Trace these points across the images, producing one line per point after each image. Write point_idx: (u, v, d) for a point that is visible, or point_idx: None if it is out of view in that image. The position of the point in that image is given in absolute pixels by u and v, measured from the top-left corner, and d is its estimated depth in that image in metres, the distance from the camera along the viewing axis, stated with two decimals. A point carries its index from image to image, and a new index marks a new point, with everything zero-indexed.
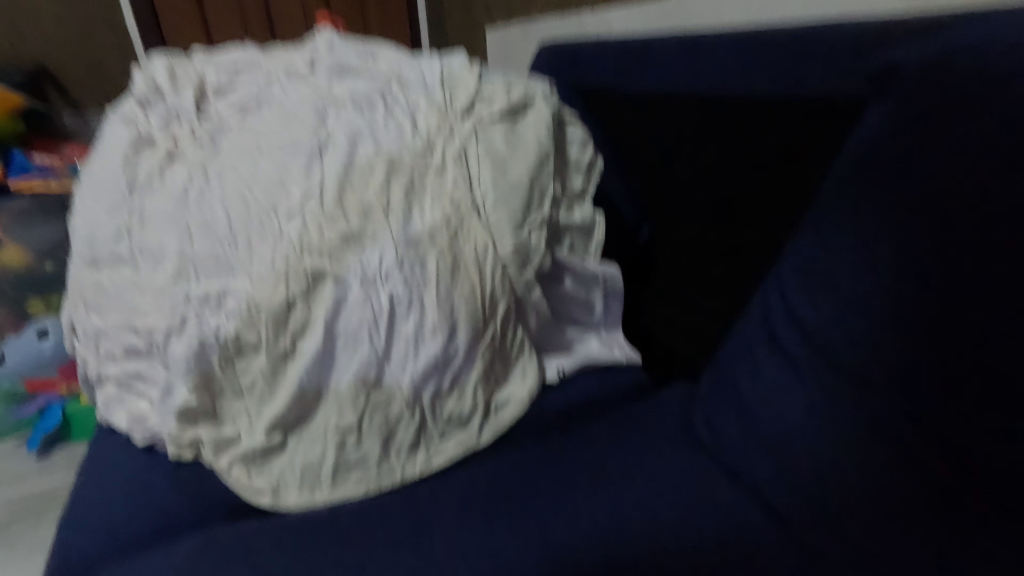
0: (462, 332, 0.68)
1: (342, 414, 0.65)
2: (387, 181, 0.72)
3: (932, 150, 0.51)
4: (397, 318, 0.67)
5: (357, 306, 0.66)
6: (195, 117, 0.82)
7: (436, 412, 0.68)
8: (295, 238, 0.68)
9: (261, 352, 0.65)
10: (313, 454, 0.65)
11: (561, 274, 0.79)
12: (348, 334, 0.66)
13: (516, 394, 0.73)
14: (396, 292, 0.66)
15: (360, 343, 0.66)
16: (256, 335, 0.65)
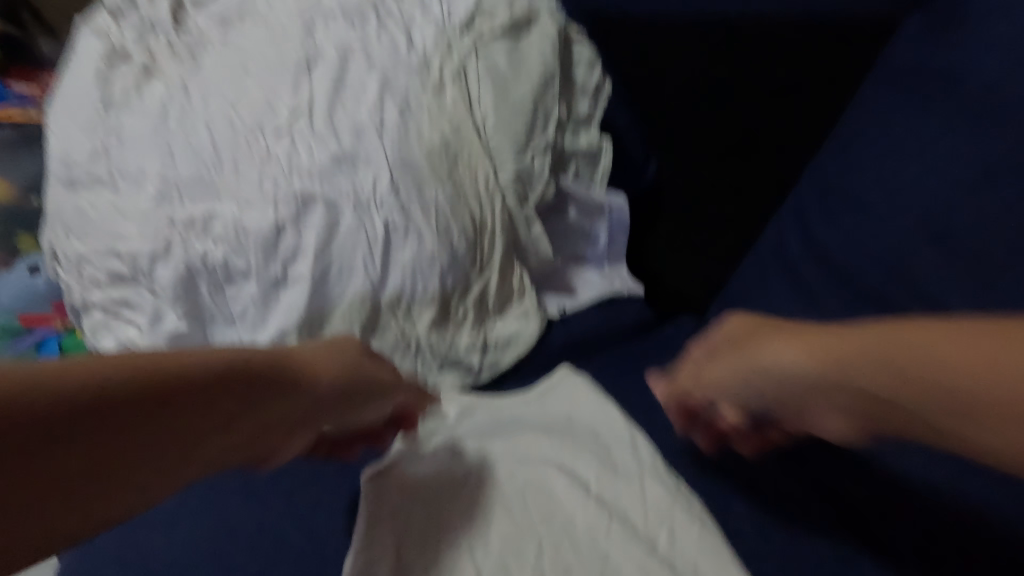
0: (457, 263, 0.65)
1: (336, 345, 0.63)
2: (381, 100, 0.67)
3: None
4: (393, 248, 0.63)
5: (349, 236, 0.62)
6: (172, 30, 0.75)
7: (437, 348, 0.66)
8: (284, 160, 0.64)
9: (253, 280, 0.62)
10: None
11: (564, 206, 0.76)
12: (344, 266, 0.62)
13: (521, 331, 0.70)
14: (392, 219, 0.63)
15: (357, 273, 0.62)
16: (246, 262, 0.62)
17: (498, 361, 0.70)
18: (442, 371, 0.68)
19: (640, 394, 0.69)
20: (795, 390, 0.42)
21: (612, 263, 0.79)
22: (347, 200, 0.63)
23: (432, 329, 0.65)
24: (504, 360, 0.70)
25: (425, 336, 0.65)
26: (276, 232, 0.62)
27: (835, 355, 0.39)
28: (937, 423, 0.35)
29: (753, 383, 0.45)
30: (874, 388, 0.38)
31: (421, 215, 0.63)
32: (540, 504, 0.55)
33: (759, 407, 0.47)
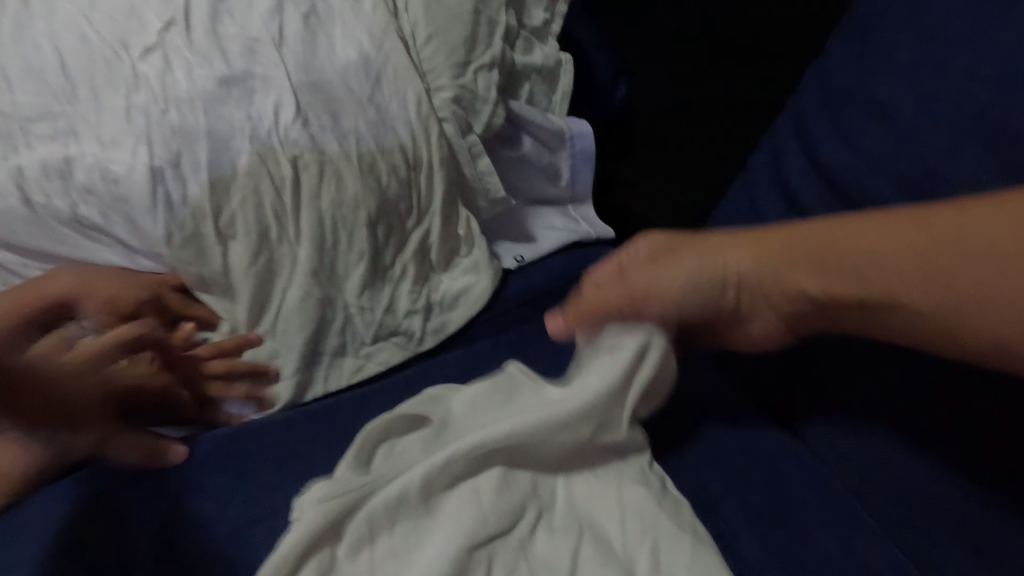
0: (386, 208, 0.54)
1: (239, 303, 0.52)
2: (278, 4, 0.53)
3: None
4: (311, 189, 0.51)
5: (248, 179, 0.50)
6: None
7: (370, 311, 0.55)
8: (155, 84, 0.50)
9: (135, 232, 0.50)
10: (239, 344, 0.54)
11: (519, 136, 0.63)
12: (247, 212, 0.50)
13: (470, 286, 0.60)
14: (303, 156, 0.51)
15: (262, 223, 0.51)
16: (126, 213, 0.50)
17: (445, 323, 0.59)
18: (377, 342, 0.56)
19: None
20: (799, 285, 0.37)
21: (576, 204, 0.70)
22: (240, 133, 0.50)
23: (365, 289, 0.54)
24: (452, 320, 0.59)
25: (356, 300, 0.54)
26: (149, 172, 0.49)
27: (771, 255, 0.37)
28: (965, 285, 0.31)
29: (724, 256, 0.38)
30: (910, 249, 0.33)
31: (341, 150, 0.52)
32: (464, 512, 0.36)
33: (698, 299, 0.39)
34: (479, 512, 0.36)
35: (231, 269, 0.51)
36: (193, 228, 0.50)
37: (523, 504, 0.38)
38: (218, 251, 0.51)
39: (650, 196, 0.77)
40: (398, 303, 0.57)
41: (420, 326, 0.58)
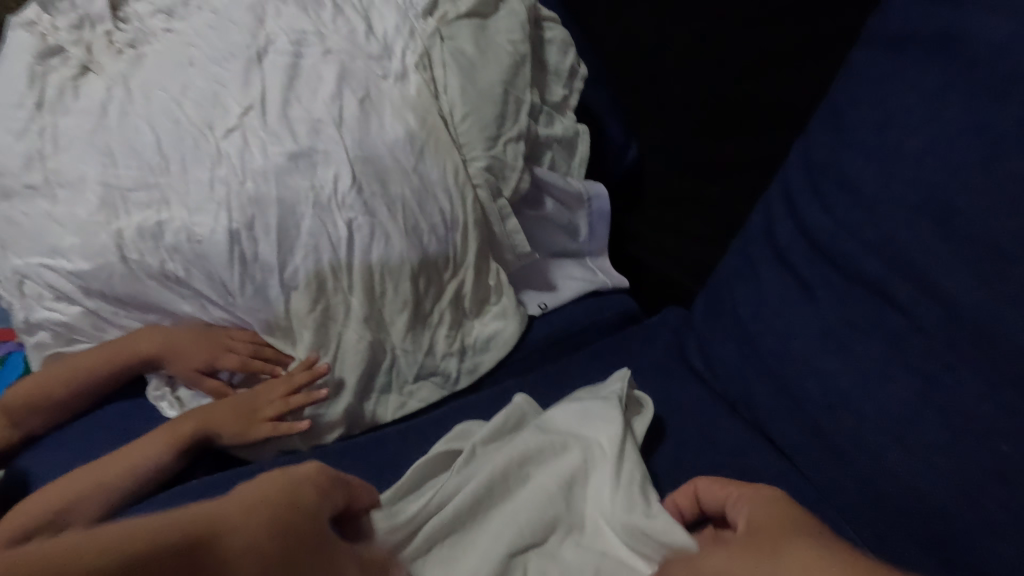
0: (427, 263, 0.61)
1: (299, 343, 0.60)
2: (339, 91, 0.63)
3: (971, 14, 0.42)
4: (364, 246, 0.59)
5: (309, 239, 0.58)
6: (112, 23, 0.70)
7: (411, 352, 0.62)
8: (235, 160, 0.59)
9: (211, 284, 0.58)
10: None
11: (541, 197, 0.71)
12: (307, 267, 0.58)
13: (499, 331, 0.67)
14: (356, 219, 0.59)
15: (320, 277, 0.58)
16: (206, 269, 0.58)
17: (478, 364, 0.66)
18: (420, 378, 0.64)
19: None
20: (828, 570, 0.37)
21: (594, 256, 0.77)
22: (304, 200, 0.58)
23: (408, 334, 0.61)
24: (484, 361, 0.66)
25: (401, 343, 0.61)
26: (227, 235, 0.57)
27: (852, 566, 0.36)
28: None
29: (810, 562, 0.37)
30: None
31: (390, 214, 0.60)
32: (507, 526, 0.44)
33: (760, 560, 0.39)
34: (516, 530, 0.44)
35: (294, 316, 0.59)
36: (262, 283, 0.58)
37: (555, 520, 0.45)
38: (282, 301, 0.58)
39: (662, 249, 0.85)
40: (436, 346, 0.63)
41: (455, 367, 0.65)
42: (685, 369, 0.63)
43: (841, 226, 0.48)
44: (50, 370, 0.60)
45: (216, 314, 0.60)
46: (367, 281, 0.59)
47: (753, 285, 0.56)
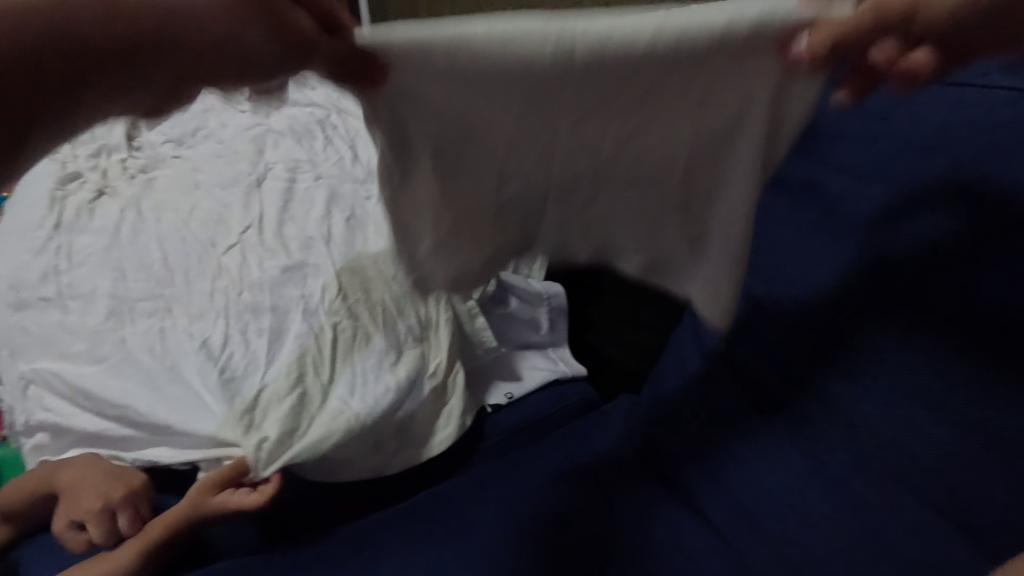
0: (407, 358, 0.66)
1: (260, 418, 0.59)
2: (328, 212, 0.73)
3: (828, 171, 0.49)
4: (345, 341, 0.65)
5: (297, 337, 0.64)
6: (127, 151, 0.80)
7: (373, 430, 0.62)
8: (235, 274, 0.67)
9: (205, 380, 0.61)
10: (284, 420, 0.59)
11: (506, 296, 0.82)
12: (291, 360, 0.62)
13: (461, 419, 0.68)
14: (335, 318, 0.65)
15: (303, 368, 0.62)
16: (206, 367, 0.61)
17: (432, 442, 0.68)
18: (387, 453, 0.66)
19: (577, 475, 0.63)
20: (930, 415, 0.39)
21: (556, 346, 0.85)
22: (295, 305, 0.66)
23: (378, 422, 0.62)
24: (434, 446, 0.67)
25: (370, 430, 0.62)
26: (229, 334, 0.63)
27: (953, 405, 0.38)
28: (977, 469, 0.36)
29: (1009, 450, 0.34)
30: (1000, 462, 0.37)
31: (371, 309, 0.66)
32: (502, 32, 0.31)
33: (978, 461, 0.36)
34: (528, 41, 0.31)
35: (267, 396, 0.60)
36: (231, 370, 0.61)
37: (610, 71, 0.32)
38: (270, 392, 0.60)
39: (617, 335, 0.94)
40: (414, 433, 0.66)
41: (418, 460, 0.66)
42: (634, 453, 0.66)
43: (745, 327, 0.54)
44: (29, 474, 0.61)
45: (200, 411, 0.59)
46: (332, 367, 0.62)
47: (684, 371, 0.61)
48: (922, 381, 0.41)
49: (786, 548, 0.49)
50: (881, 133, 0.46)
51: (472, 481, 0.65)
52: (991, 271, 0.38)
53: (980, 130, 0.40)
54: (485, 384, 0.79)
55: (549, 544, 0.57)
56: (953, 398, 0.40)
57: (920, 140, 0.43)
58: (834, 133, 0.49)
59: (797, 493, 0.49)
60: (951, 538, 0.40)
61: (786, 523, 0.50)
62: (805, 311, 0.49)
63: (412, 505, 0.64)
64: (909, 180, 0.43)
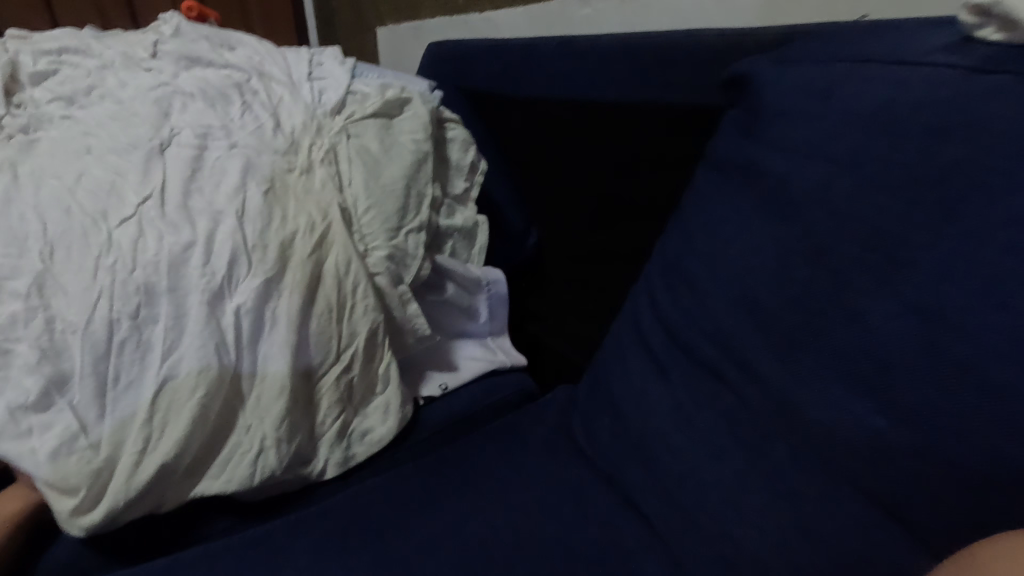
0: (305, 348, 0.62)
1: (130, 418, 0.54)
2: (242, 183, 0.64)
3: (772, 150, 0.47)
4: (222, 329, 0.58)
5: (169, 333, 0.56)
6: (5, 108, 0.68)
7: (258, 416, 0.59)
8: (124, 251, 0.57)
9: (60, 427, 0.52)
10: (150, 423, 0.55)
11: (442, 282, 0.77)
12: (165, 383, 0.55)
13: (377, 426, 0.67)
14: (219, 309, 0.58)
15: (181, 368, 0.56)
16: (50, 414, 0.53)
17: (350, 456, 0.66)
18: (290, 461, 0.61)
19: (513, 477, 0.60)
20: None
21: (494, 336, 0.85)
22: (162, 304, 0.57)
23: (282, 423, 0.59)
24: (357, 453, 0.66)
25: (274, 432, 0.59)
26: (98, 337, 0.54)
27: None
28: None
29: None
30: None
31: (263, 286, 0.60)
32: None
33: None
34: None
35: (134, 385, 0.55)
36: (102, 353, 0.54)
37: None
38: (127, 386, 0.55)
39: (559, 327, 0.94)
40: (322, 430, 0.64)
41: (333, 455, 0.64)
42: (573, 446, 0.62)
43: (685, 314, 0.51)
44: None
45: (68, 461, 0.52)
46: (221, 358, 0.58)
47: (624, 362, 0.56)
48: (862, 365, 0.40)
49: (727, 552, 0.46)
50: (817, 115, 0.45)
51: (394, 486, 0.60)
52: (920, 250, 0.38)
53: (922, 107, 0.41)
54: (418, 375, 0.76)
55: (478, 553, 0.53)
56: (892, 384, 0.38)
57: (864, 115, 0.43)
58: (778, 113, 0.48)
59: (737, 489, 0.45)
60: (887, 528, 0.39)
61: (730, 524, 0.46)
62: (745, 298, 0.46)
63: (329, 512, 0.59)
64: (851, 157, 0.43)
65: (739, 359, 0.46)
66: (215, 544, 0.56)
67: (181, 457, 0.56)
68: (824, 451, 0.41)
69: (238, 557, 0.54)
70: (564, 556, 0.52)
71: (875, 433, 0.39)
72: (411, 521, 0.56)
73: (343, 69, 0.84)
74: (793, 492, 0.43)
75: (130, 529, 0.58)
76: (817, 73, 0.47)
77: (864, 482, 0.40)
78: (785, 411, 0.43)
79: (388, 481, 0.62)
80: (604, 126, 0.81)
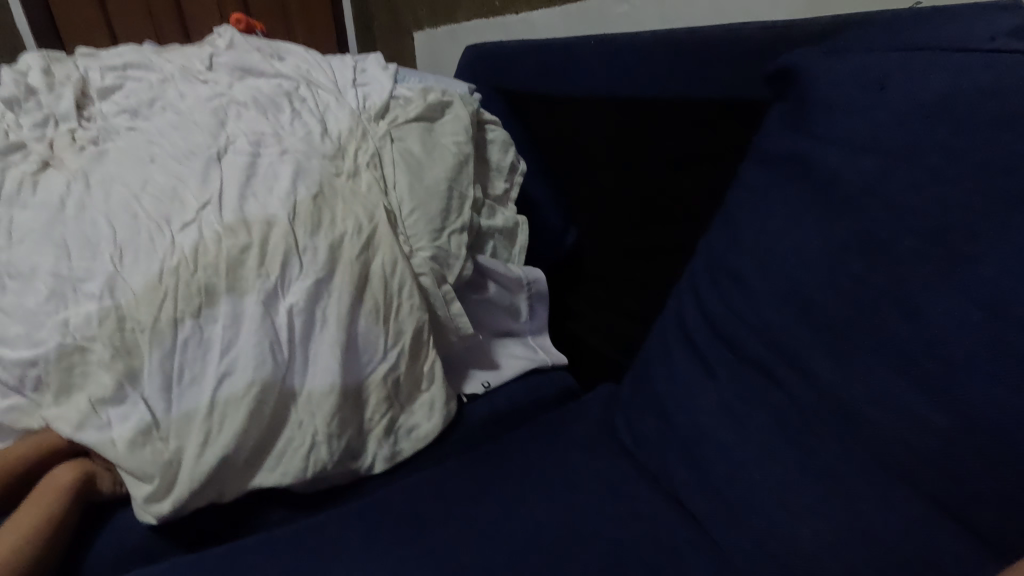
0: (354, 345, 0.64)
1: (193, 411, 0.58)
2: (294, 188, 0.67)
3: (822, 144, 0.46)
4: (277, 328, 0.61)
5: (229, 331, 0.59)
6: (77, 121, 0.73)
7: (311, 411, 0.61)
8: (187, 254, 0.60)
9: (135, 418, 0.56)
10: (211, 417, 0.58)
11: (484, 282, 0.78)
12: (224, 379, 0.58)
13: (424, 421, 0.69)
14: (275, 309, 0.61)
15: (239, 364, 0.59)
16: (125, 406, 0.56)
17: (397, 452, 0.67)
18: (341, 456, 0.63)
19: (556, 474, 0.61)
20: None
21: (534, 335, 0.85)
22: (221, 303, 0.60)
23: (332, 418, 0.61)
24: (403, 449, 0.68)
25: (325, 427, 0.61)
26: (165, 335, 0.58)
27: None
28: None
29: None
30: None
31: (314, 286, 0.63)
32: None
33: None
34: None
35: (197, 381, 0.58)
36: (167, 350, 0.58)
37: None
38: (192, 382, 0.58)
39: (599, 327, 0.94)
40: (370, 426, 0.66)
41: (381, 450, 0.66)
42: (617, 444, 0.62)
43: (732, 311, 0.50)
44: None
45: (142, 452, 0.56)
46: (276, 355, 0.60)
47: (669, 360, 0.56)
48: (921, 363, 0.38)
49: (779, 553, 0.45)
50: (870, 106, 0.44)
51: (441, 481, 0.62)
52: (986, 243, 0.37)
53: (985, 95, 0.39)
54: (460, 373, 0.77)
55: (524, 548, 0.54)
56: (955, 382, 0.37)
57: (920, 105, 0.42)
58: (827, 106, 0.47)
59: (788, 489, 0.45)
60: (948, 532, 0.38)
61: (780, 525, 0.45)
62: (796, 296, 0.45)
63: (378, 504, 0.60)
64: (907, 150, 0.41)
65: (789, 357, 0.46)
66: (272, 533, 0.58)
67: (240, 449, 0.58)
68: (881, 451, 0.40)
69: (294, 545, 0.56)
70: (609, 552, 0.52)
71: (938, 433, 0.38)
72: (457, 515, 0.58)
73: (386, 74, 0.87)
74: (848, 493, 0.42)
75: (194, 518, 0.61)
76: (869, 64, 0.46)
77: (924, 483, 0.38)
78: (840, 411, 0.42)
79: (433, 476, 0.63)
80: (644, 123, 0.80)
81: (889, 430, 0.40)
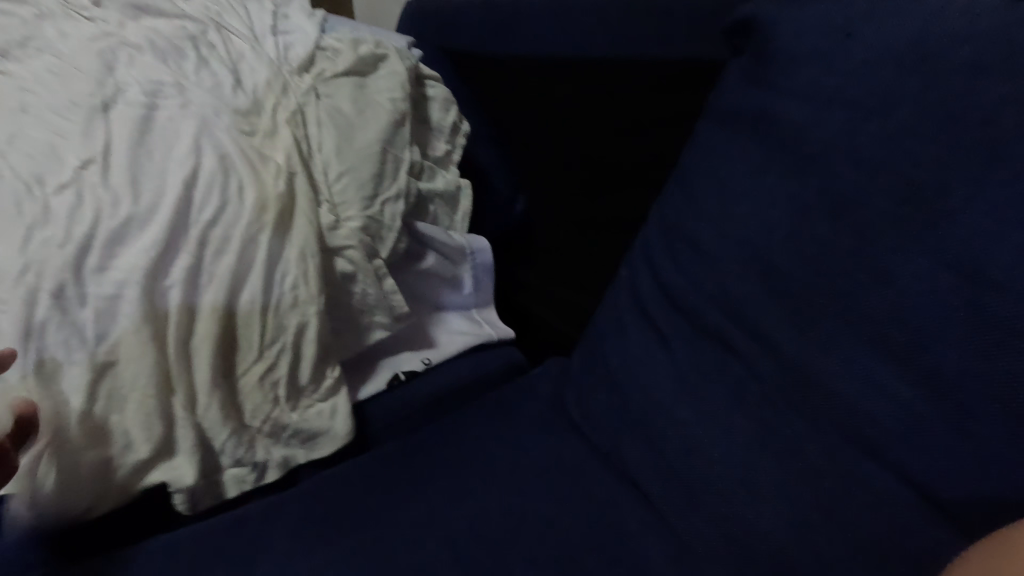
0: (278, 321, 0.57)
1: (83, 403, 0.50)
2: (198, 145, 0.58)
3: (785, 98, 0.43)
4: (181, 308, 0.54)
5: (124, 312, 0.52)
6: None
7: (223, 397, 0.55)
8: (63, 223, 0.52)
9: None
10: (108, 408, 0.51)
11: (423, 252, 0.72)
12: (117, 369, 0.51)
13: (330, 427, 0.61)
14: (177, 286, 0.54)
15: (135, 351, 0.51)
16: None
17: (315, 446, 0.61)
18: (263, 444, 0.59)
19: (503, 455, 0.57)
20: None
21: (479, 308, 0.80)
22: (115, 277, 0.52)
23: None
24: (320, 447, 0.61)
25: None
26: (41, 316, 0.49)
27: None
28: None
29: None
30: None
31: (228, 260, 0.56)
32: None
33: None
34: None
35: (87, 368, 0.50)
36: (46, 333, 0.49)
37: None
38: (75, 372, 0.50)
39: (548, 299, 0.91)
40: (287, 417, 0.59)
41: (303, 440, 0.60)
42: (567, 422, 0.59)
43: (687, 279, 0.47)
44: None
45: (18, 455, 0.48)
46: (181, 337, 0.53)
47: (621, 332, 0.53)
48: (889, 330, 0.36)
49: (733, 528, 0.43)
50: (835, 57, 0.41)
51: (378, 467, 0.57)
52: (959, 203, 0.34)
53: (960, 45, 0.36)
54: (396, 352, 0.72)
55: (468, 542, 0.50)
56: (925, 351, 0.35)
57: (887, 56, 0.39)
58: (789, 57, 0.44)
59: (745, 465, 0.42)
60: (909, 507, 0.36)
61: (736, 501, 0.43)
62: (755, 259, 0.43)
63: (307, 496, 0.55)
64: (874, 103, 0.39)
65: (749, 328, 0.43)
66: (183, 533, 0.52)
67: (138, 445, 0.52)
68: (839, 422, 0.38)
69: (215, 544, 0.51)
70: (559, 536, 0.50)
71: (905, 405, 0.36)
72: (396, 504, 0.53)
73: (311, 22, 0.78)
74: (807, 468, 0.40)
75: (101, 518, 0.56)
76: (833, 10, 0.43)
77: (891, 457, 0.36)
78: (804, 385, 0.40)
79: (367, 462, 0.58)
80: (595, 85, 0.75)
81: (857, 403, 0.37)
